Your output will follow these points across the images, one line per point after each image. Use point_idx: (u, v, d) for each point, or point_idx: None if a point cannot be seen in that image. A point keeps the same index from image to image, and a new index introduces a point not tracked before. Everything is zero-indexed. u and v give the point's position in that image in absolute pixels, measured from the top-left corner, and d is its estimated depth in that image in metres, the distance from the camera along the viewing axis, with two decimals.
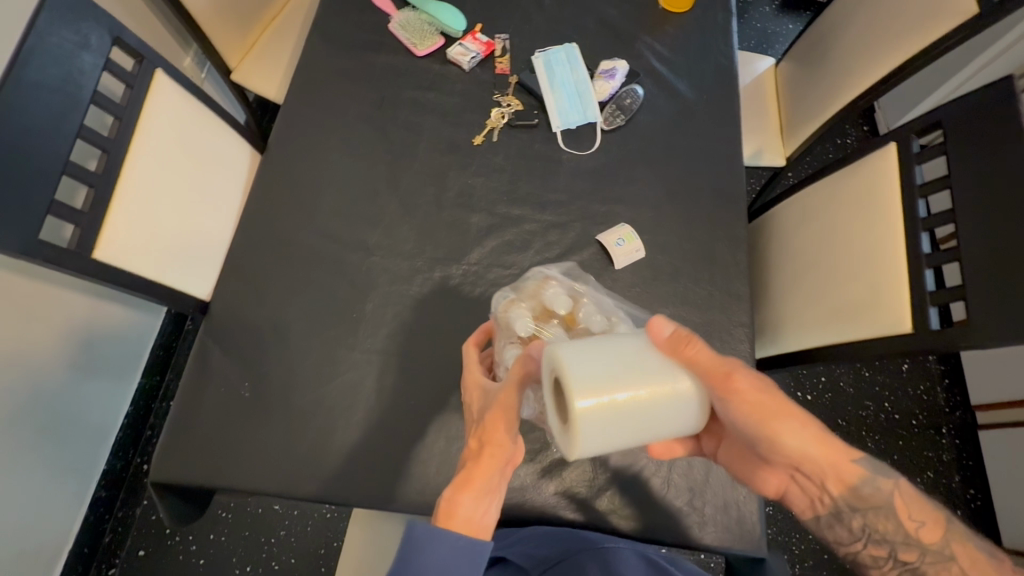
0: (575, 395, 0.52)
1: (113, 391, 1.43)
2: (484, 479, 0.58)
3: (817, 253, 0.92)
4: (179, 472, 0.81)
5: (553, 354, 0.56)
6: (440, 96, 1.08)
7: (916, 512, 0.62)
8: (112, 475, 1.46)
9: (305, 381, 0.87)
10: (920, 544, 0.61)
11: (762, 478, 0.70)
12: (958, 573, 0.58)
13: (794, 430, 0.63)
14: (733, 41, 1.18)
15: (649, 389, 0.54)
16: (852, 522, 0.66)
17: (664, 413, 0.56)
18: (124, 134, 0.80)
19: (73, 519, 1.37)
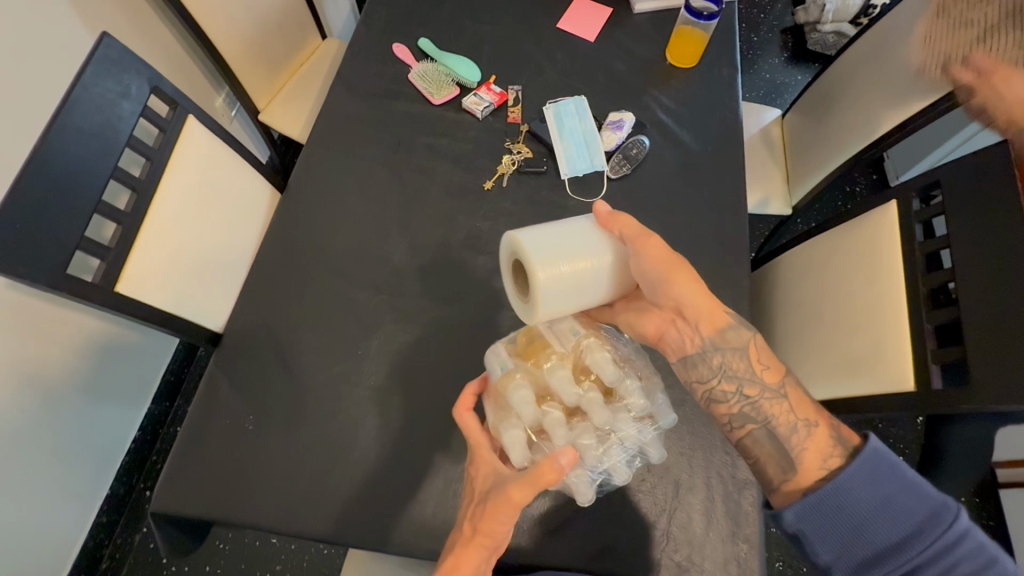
0: (535, 265, 0.69)
1: (123, 415, 1.46)
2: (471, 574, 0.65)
3: (822, 305, 0.92)
4: (180, 502, 0.82)
5: (517, 239, 0.73)
6: (454, 142, 1.12)
7: (767, 360, 0.72)
8: (115, 500, 1.47)
9: (308, 417, 0.88)
10: (763, 381, 0.69)
11: (647, 319, 0.76)
12: (787, 406, 0.68)
13: (688, 281, 0.71)
14: (738, 95, 1.22)
15: (580, 263, 0.71)
16: (712, 361, 0.72)
17: (590, 284, 0.73)
18: (154, 175, 0.85)
19: (74, 543, 1.37)
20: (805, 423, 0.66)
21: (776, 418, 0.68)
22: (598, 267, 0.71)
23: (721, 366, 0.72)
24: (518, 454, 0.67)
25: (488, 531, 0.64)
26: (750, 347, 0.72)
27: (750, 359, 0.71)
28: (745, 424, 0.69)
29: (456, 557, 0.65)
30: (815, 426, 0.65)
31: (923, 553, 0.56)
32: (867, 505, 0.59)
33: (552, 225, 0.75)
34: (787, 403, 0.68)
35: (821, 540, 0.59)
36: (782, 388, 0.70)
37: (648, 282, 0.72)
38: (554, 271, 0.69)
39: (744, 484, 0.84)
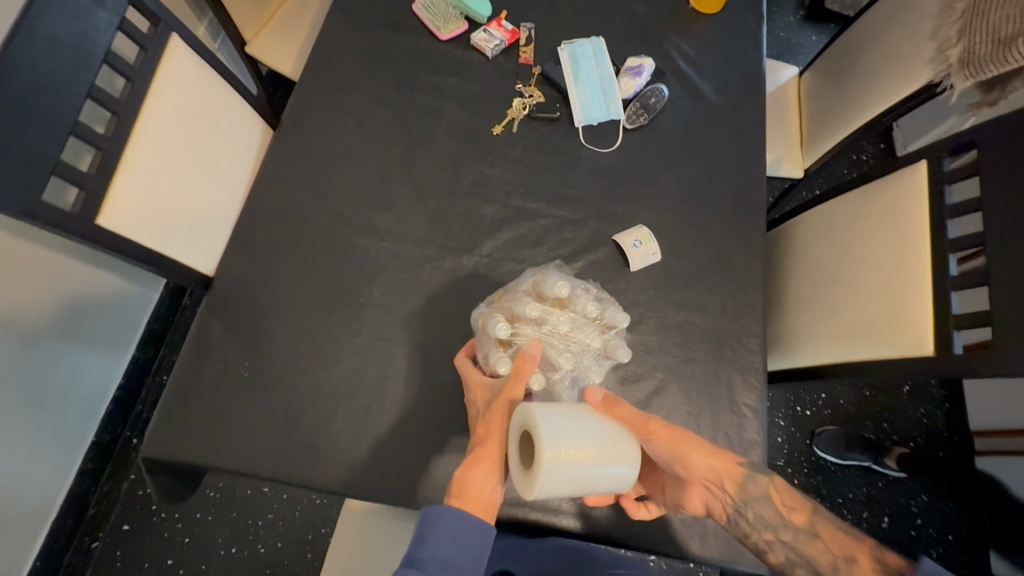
0: (545, 445, 0.58)
1: (105, 362, 1.41)
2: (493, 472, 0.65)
3: (841, 267, 0.89)
4: (174, 448, 0.79)
5: (528, 410, 0.62)
6: (461, 82, 1.05)
7: (792, 499, 0.71)
8: (101, 447, 1.44)
9: (306, 365, 0.84)
10: (792, 524, 0.68)
11: (686, 496, 0.72)
12: (823, 548, 0.66)
13: (702, 450, 0.70)
14: (763, 46, 1.15)
15: (599, 446, 0.62)
16: (747, 515, 0.70)
17: (613, 470, 0.63)
18: (136, 99, 0.76)
19: (59, 488, 1.35)
20: (842, 559, 0.65)
21: (818, 559, 0.66)
22: (621, 455, 0.63)
23: (748, 519, 0.71)
24: (506, 366, 0.72)
25: (497, 426, 0.67)
26: (770, 489, 0.71)
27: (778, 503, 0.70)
28: (781, 559, 0.69)
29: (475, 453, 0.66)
30: (855, 561, 0.64)
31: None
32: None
33: (558, 405, 0.65)
34: (823, 542, 0.67)
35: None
36: (815, 526, 0.68)
37: (660, 455, 0.70)
38: (569, 452, 0.59)
39: (749, 444, 0.84)
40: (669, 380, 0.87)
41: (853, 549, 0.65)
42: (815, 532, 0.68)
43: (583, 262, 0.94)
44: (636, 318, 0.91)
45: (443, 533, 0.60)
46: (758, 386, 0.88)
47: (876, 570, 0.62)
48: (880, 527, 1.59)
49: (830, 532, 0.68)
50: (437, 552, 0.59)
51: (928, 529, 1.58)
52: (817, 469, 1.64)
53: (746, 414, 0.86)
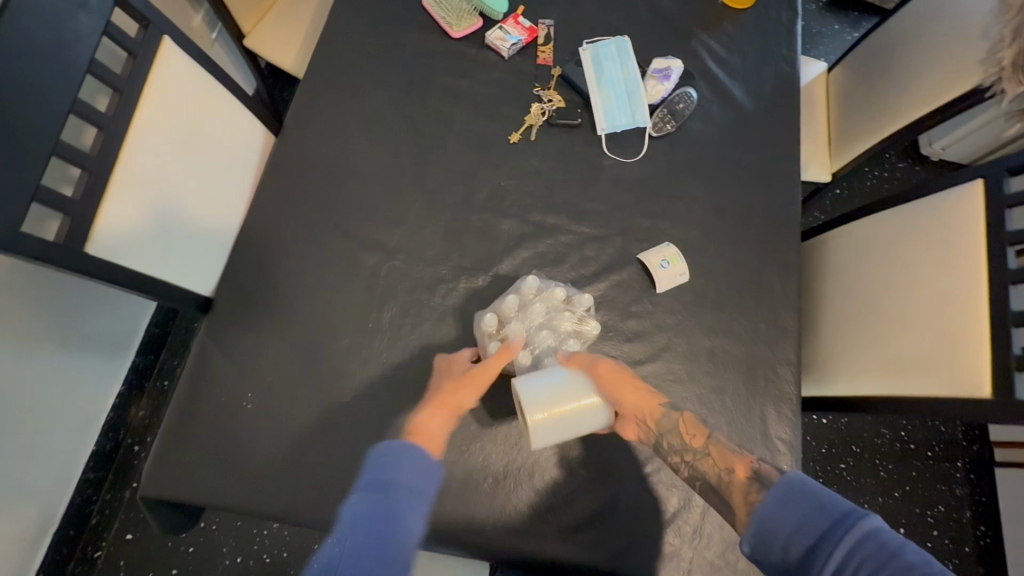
0: (527, 410, 0.65)
1: (103, 370, 1.36)
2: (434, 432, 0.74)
3: (884, 292, 0.83)
4: (177, 486, 0.74)
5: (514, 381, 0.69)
6: (475, 84, 0.98)
7: (698, 427, 0.72)
8: (101, 456, 1.40)
9: (314, 395, 0.79)
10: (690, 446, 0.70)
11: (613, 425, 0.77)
12: (712, 465, 0.68)
13: (624, 386, 0.73)
14: (798, 45, 1.08)
15: (572, 399, 0.67)
16: (662, 442, 0.72)
17: (593, 417, 0.68)
18: (124, 111, 0.70)
19: (60, 499, 1.31)
20: (725, 471, 0.65)
21: (711, 473, 0.67)
22: (590, 405, 0.68)
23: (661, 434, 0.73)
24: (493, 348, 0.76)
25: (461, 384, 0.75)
26: (678, 422, 0.73)
27: (682, 426, 0.72)
28: (682, 471, 0.70)
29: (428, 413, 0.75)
30: (732, 472, 0.65)
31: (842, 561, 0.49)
32: (796, 535, 0.53)
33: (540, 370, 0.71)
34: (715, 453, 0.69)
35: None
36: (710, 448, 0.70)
37: None
38: (548, 412, 0.66)
39: None
40: (699, 413, 0.83)
41: (732, 461, 0.67)
42: (706, 454, 0.69)
43: (606, 283, 0.88)
44: (662, 344, 0.86)
45: (399, 472, 0.66)
46: (790, 418, 0.84)
47: (749, 472, 0.64)
48: None
49: (718, 451, 0.69)
50: (389, 490, 0.65)
51: (946, 540, 1.52)
52: (833, 478, 1.57)
53: (779, 450, 0.82)
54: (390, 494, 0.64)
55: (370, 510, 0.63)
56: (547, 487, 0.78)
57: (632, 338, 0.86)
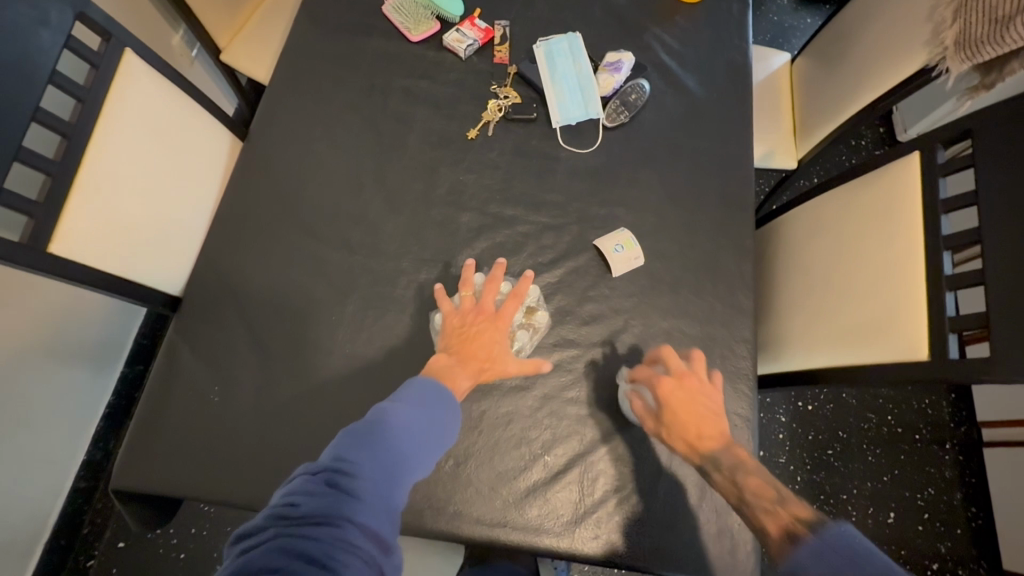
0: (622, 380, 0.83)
1: (92, 381, 1.39)
2: (479, 373, 0.75)
3: (833, 267, 0.85)
4: (146, 478, 0.77)
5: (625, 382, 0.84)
6: (434, 85, 1.01)
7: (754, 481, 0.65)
8: (91, 465, 1.42)
9: (280, 389, 0.82)
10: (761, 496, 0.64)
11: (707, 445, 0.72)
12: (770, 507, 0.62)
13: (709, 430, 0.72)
14: (749, 36, 1.11)
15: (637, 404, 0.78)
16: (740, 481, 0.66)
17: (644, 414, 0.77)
18: (87, 119, 0.73)
19: (51, 509, 1.34)
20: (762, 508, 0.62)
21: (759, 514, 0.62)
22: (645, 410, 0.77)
23: (713, 460, 0.70)
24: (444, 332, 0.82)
25: (472, 343, 0.76)
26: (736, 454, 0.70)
27: (737, 455, 0.70)
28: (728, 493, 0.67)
29: (465, 361, 0.75)
30: (765, 530, 0.60)
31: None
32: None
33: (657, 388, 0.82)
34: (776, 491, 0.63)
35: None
36: (785, 500, 0.62)
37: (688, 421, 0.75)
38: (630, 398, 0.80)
39: None
40: None
41: (765, 519, 0.61)
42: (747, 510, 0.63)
43: (563, 270, 0.90)
44: (619, 327, 0.88)
45: (433, 409, 0.68)
46: (746, 393, 0.85)
47: (783, 532, 0.58)
48: (887, 523, 1.52)
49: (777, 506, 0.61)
50: (427, 414, 0.67)
51: (937, 524, 1.52)
52: (820, 464, 1.57)
53: (736, 424, 0.84)
54: (425, 418, 0.67)
55: (408, 423, 0.64)
56: (508, 470, 0.80)
57: (590, 321, 0.88)
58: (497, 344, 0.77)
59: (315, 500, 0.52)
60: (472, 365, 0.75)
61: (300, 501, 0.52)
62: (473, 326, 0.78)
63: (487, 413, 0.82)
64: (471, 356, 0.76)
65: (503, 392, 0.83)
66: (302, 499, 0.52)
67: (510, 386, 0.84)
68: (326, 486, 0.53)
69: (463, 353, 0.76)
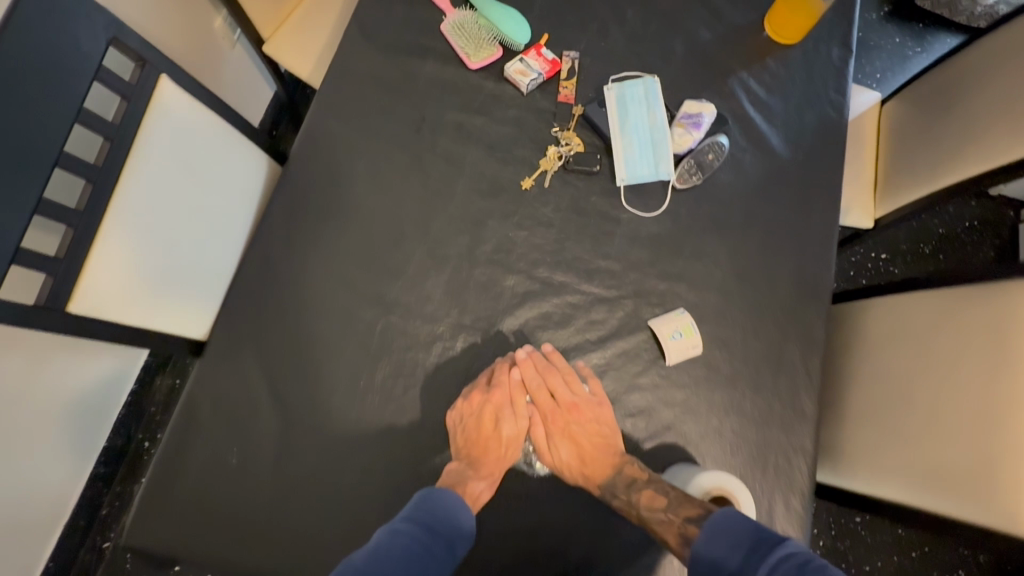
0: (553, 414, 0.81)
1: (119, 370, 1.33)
2: (498, 468, 0.75)
3: (915, 386, 0.77)
4: (157, 538, 0.74)
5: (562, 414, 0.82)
6: (490, 123, 0.92)
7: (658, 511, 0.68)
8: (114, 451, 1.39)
9: (300, 454, 0.77)
10: (658, 508, 0.68)
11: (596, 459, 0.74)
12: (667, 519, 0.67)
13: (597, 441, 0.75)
14: (849, 91, 0.97)
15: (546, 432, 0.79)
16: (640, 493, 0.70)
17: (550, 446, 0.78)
18: (115, 159, 0.67)
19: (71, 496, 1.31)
20: (662, 525, 0.66)
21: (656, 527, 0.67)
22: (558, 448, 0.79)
23: (608, 486, 0.72)
24: None
25: (482, 432, 0.75)
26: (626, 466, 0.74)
27: (629, 473, 0.73)
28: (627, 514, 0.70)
29: (482, 458, 0.74)
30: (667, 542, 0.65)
31: None
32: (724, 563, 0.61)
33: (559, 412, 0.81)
34: (667, 500, 0.68)
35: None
36: (674, 507, 0.67)
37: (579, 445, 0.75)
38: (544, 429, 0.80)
39: None
40: None
41: (662, 532, 0.66)
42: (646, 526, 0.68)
43: (611, 350, 0.83)
44: (667, 422, 0.80)
45: (428, 521, 0.66)
46: (800, 514, 0.78)
47: (679, 539, 0.64)
48: None
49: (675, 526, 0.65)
50: (424, 528, 0.66)
51: None
52: (847, 533, 1.49)
53: None
54: (420, 533, 0.65)
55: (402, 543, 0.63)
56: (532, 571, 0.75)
57: (635, 413, 0.81)
58: (511, 432, 0.76)
59: None
60: (491, 460, 0.74)
61: None
62: (480, 416, 0.76)
63: (514, 503, 0.77)
64: (483, 452, 0.74)
65: (533, 482, 0.77)
66: None
67: (542, 476, 0.78)
68: None
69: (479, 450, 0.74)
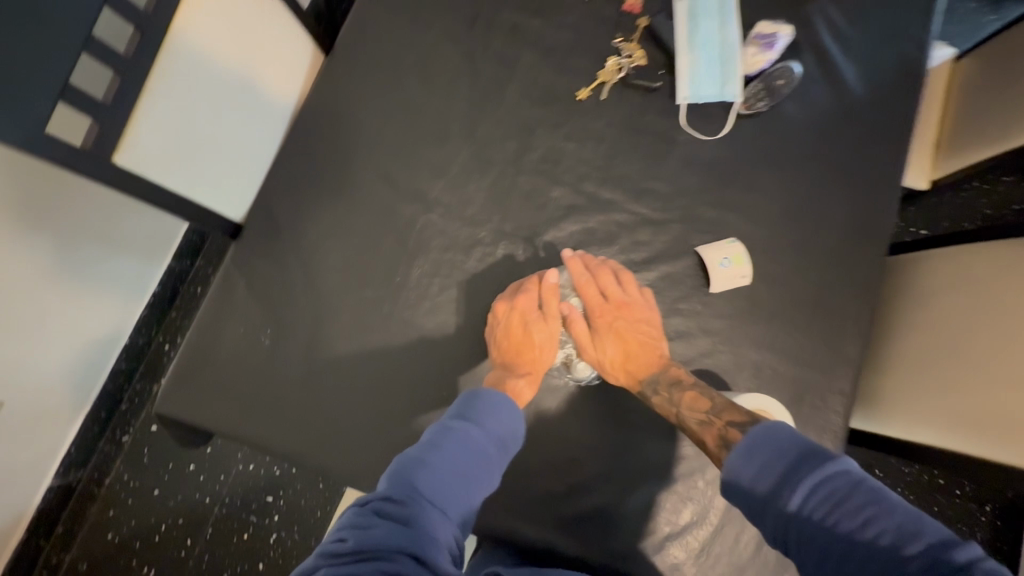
0: None
1: (129, 301, 1.23)
2: (535, 367, 0.71)
3: (965, 333, 0.74)
4: (189, 409, 0.75)
5: None
6: (549, 27, 0.87)
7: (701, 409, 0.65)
8: (113, 396, 1.27)
9: (332, 345, 0.77)
10: (699, 406, 0.65)
11: (641, 360, 0.71)
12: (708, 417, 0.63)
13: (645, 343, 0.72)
14: (935, 27, 0.90)
15: None
16: (682, 394, 0.68)
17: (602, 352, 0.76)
18: (165, 9, 0.63)
19: (68, 438, 1.20)
20: (700, 422, 0.63)
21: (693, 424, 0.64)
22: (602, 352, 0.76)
23: (650, 383, 0.70)
24: None
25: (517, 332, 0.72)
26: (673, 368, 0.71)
27: (673, 373, 0.70)
28: (665, 412, 0.68)
29: (518, 357, 0.71)
30: (704, 445, 0.62)
31: (802, 501, 0.48)
32: (761, 477, 0.52)
33: None
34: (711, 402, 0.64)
35: (748, 518, 0.53)
36: (718, 411, 0.63)
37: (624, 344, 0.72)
38: None
39: None
40: None
41: (700, 433, 0.63)
42: (685, 426, 0.66)
43: (654, 273, 0.80)
44: (705, 350, 0.79)
45: (493, 424, 0.59)
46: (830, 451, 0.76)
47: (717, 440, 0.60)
48: None
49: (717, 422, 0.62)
50: (489, 428, 0.58)
51: None
52: None
53: None
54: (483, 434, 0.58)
55: (467, 440, 0.56)
56: (552, 478, 0.75)
57: (673, 337, 0.79)
58: (543, 335, 0.72)
59: (358, 535, 0.45)
60: (528, 360, 0.71)
61: (346, 537, 0.45)
62: (515, 316, 0.73)
63: (542, 412, 0.77)
64: (519, 354, 0.72)
65: (563, 394, 0.77)
66: (347, 536, 0.46)
67: (572, 389, 0.77)
68: (373, 517, 0.47)
69: (516, 349, 0.72)
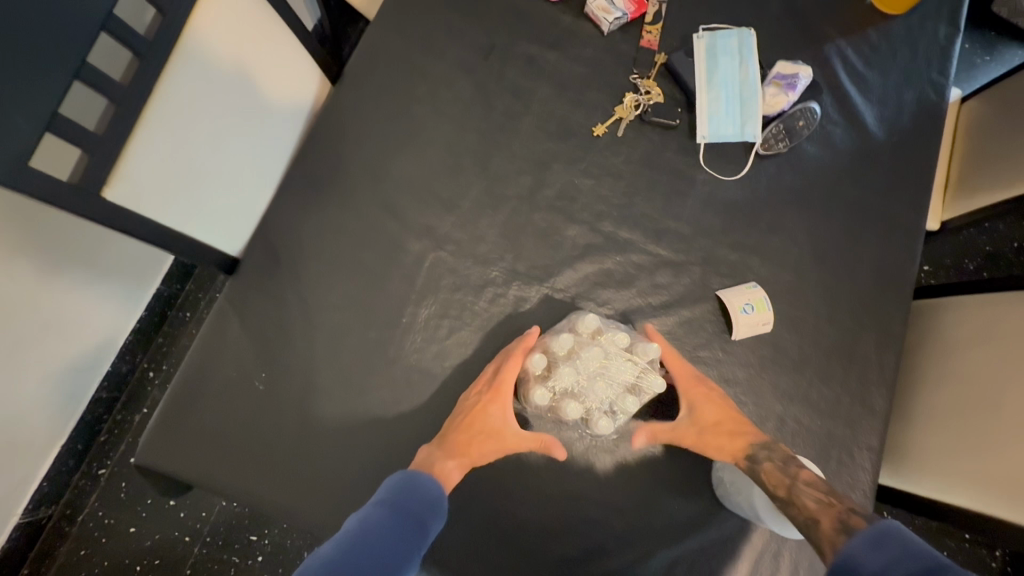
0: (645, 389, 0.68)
1: (114, 330, 1.17)
2: (472, 453, 0.65)
3: (1001, 389, 0.70)
4: (171, 460, 0.68)
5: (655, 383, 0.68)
6: (565, 61, 0.84)
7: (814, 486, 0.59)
8: (86, 430, 1.19)
9: (331, 390, 0.71)
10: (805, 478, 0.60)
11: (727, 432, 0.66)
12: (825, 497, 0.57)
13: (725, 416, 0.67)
14: (953, 72, 0.89)
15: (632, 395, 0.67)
16: (795, 472, 0.61)
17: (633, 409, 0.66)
18: (167, 35, 0.60)
19: (36, 478, 1.12)
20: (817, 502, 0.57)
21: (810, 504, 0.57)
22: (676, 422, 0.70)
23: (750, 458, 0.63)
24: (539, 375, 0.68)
25: (480, 404, 0.68)
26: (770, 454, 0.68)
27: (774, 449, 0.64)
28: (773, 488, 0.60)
29: (457, 439, 0.65)
30: (816, 522, 0.55)
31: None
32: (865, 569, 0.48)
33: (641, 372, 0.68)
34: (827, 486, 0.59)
35: None
36: (836, 495, 0.58)
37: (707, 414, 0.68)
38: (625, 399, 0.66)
39: None
40: None
41: (816, 509, 0.56)
42: (792, 501, 0.58)
43: (673, 317, 0.77)
44: None
45: (407, 505, 0.57)
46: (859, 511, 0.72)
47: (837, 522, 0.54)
48: None
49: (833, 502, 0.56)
50: (399, 512, 0.57)
51: None
52: None
53: None
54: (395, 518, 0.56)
55: (377, 524, 0.54)
56: (563, 540, 0.69)
57: None
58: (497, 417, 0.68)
59: None
60: (471, 445, 0.66)
61: None
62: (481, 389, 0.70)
63: (555, 466, 0.72)
64: (468, 430, 0.66)
65: (577, 447, 0.72)
66: None
67: (586, 442, 0.72)
68: None
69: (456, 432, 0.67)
